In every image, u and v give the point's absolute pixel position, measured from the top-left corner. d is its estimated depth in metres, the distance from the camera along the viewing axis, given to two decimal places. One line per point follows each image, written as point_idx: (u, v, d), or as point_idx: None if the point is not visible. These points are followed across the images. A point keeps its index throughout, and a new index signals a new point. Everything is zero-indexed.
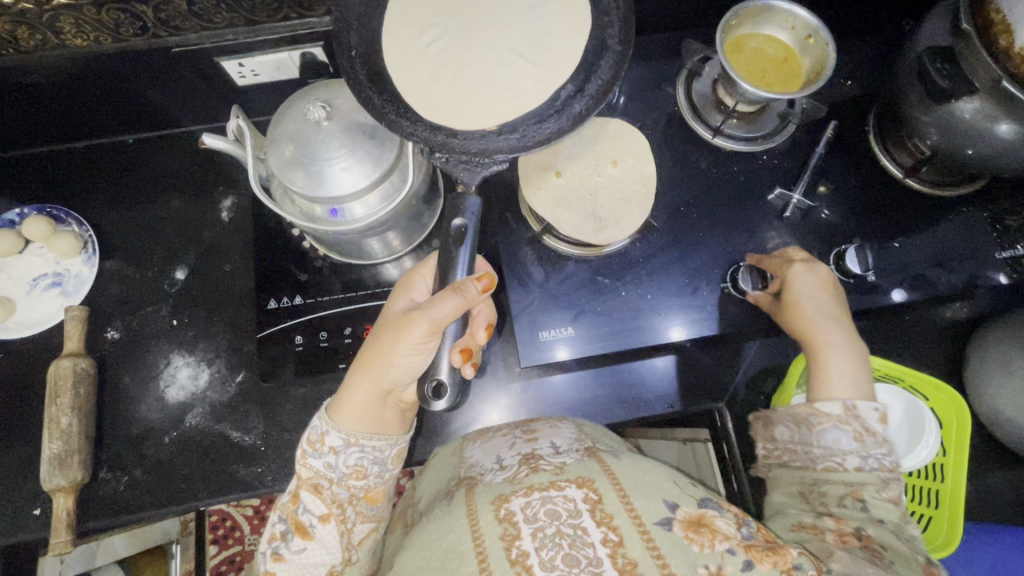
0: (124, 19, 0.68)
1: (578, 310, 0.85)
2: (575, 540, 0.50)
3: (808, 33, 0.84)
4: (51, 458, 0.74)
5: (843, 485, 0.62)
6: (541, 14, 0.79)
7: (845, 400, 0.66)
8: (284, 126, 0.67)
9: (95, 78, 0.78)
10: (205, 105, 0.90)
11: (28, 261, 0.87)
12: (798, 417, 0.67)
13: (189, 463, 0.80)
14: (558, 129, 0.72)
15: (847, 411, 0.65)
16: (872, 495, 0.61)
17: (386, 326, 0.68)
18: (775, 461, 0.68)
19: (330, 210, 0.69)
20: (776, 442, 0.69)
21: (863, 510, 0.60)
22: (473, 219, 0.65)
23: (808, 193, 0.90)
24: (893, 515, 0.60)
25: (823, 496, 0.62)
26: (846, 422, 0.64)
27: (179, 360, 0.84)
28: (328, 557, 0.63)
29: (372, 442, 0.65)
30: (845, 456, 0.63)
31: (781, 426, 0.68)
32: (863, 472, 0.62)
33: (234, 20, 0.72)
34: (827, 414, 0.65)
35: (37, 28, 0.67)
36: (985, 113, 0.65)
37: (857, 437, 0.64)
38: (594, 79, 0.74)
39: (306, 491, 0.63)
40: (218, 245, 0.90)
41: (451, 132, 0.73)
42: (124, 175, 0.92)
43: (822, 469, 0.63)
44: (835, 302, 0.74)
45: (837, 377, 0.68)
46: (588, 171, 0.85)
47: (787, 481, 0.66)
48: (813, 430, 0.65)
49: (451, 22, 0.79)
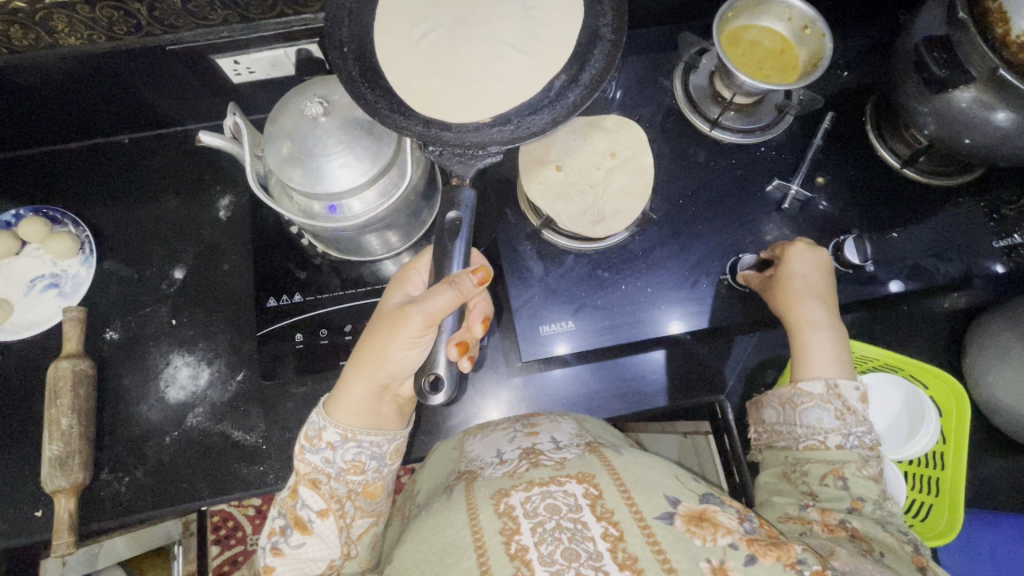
0: (117, 17, 0.67)
1: (578, 304, 0.85)
2: (574, 534, 0.50)
3: (805, 24, 0.84)
4: (51, 459, 0.74)
5: (824, 462, 0.63)
6: (534, 5, 0.79)
7: (827, 379, 0.66)
8: (281, 123, 0.67)
9: (88, 77, 0.78)
10: (201, 104, 0.89)
11: (25, 263, 0.86)
12: (783, 397, 0.67)
13: (191, 462, 0.80)
14: (552, 118, 0.71)
15: (829, 389, 0.65)
16: (853, 472, 0.62)
17: (381, 321, 0.68)
18: (764, 443, 0.69)
19: (329, 206, 0.68)
20: (765, 424, 0.70)
21: (844, 488, 0.61)
22: (469, 211, 0.65)
23: (806, 184, 0.90)
24: (873, 492, 0.61)
25: (805, 476, 0.64)
26: (828, 401, 0.65)
27: (179, 360, 0.84)
28: (327, 552, 0.63)
29: (370, 438, 0.65)
30: (826, 434, 0.64)
31: (770, 408, 0.69)
32: (845, 449, 0.63)
33: (229, 17, 0.71)
34: (810, 393, 0.66)
35: (30, 27, 0.66)
36: (982, 102, 0.65)
37: (838, 415, 0.64)
38: (588, 67, 0.73)
39: (305, 487, 0.63)
40: (217, 244, 0.89)
41: (443, 125, 0.71)
42: (121, 175, 0.92)
43: (805, 448, 0.65)
44: (828, 284, 0.75)
45: (819, 356, 0.68)
46: (586, 163, 0.86)
47: (775, 462, 0.68)
48: (795, 410, 0.66)
49: (445, 15, 0.79)
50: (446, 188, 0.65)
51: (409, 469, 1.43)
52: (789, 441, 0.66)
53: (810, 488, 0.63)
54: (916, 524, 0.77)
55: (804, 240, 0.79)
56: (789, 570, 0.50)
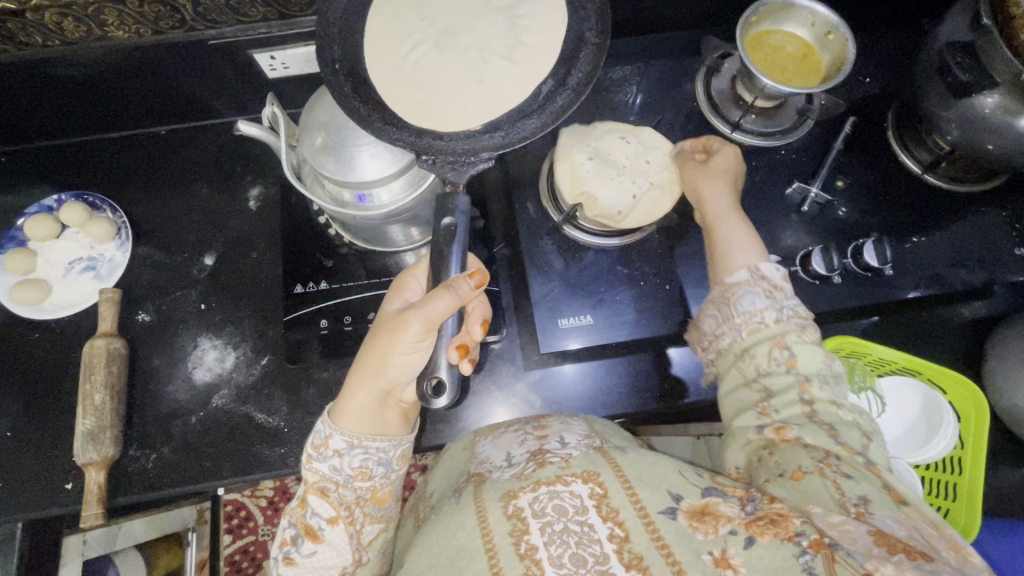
0: (164, 12, 0.70)
1: (596, 300, 0.86)
2: (582, 537, 0.52)
3: (828, 30, 0.86)
4: (84, 433, 0.77)
5: (765, 340, 0.64)
6: (519, 13, 0.80)
7: (750, 266, 0.69)
8: (316, 115, 0.70)
9: (131, 68, 0.81)
10: (237, 96, 0.92)
11: (64, 246, 0.89)
12: (716, 299, 0.70)
13: (215, 442, 0.82)
14: (540, 123, 0.72)
15: (752, 275, 0.68)
16: (794, 339, 0.63)
17: (383, 325, 0.69)
18: (714, 349, 0.70)
19: (357, 196, 0.70)
20: (706, 334, 0.71)
21: (788, 357, 0.62)
22: (463, 217, 0.64)
23: (825, 188, 0.91)
24: (817, 362, 0.62)
25: (754, 359, 0.64)
26: (755, 284, 0.67)
27: (206, 342, 0.87)
28: (339, 559, 0.64)
29: (376, 444, 0.66)
30: (762, 313, 0.65)
31: (708, 316, 0.71)
32: (783, 322, 0.64)
33: (268, 14, 0.75)
34: (737, 283, 0.68)
35: (82, 19, 0.69)
36: (1006, 108, 0.66)
37: (768, 293, 0.66)
38: (575, 71, 0.74)
39: (314, 495, 0.64)
40: (246, 233, 0.92)
41: (437, 135, 0.71)
42: (157, 164, 0.95)
43: (748, 334, 0.65)
44: (730, 176, 0.80)
45: (737, 248, 0.72)
46: (636, 155, 0.85)
47: (726, 364, 0.67)
48: (730, 303, 0.68)
49: (431, 28, 0.79)
50: (441, 194, 0.65)
51: (419, 466, 1.43)
52: (731, 331, 0.67)
53: (758, 375, 0.63)
54: None
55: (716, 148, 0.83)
56: (787, 544, 0.49)
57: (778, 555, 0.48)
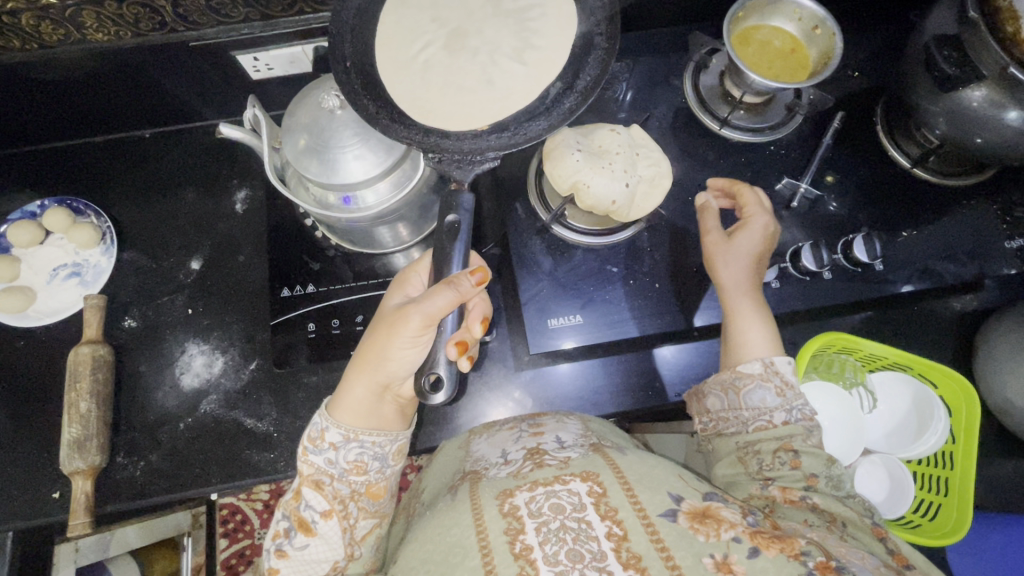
0: (143, 14, 0.69)
1: (586, 299, 0.86)
2: (579, 534, 0.51)
3: (815, 24, 0.85)
4: (70, 442, 0.76)
5: (774, 439, 0.63)
6: (530, 17, 0.80)
7: (764, 359, 0.66)
8: (299, 116, 0.68)
9: (112, 71, 0.80)
10: (221, 97, 0.91)
11: (47, 252, 0.88)
12: (725, 383, 0.68)
13: (204, 448, 0.82)
14: (548, 125, 0.71)
15: (767, 368, 0.66)
16: (801, 443, 0.62)
17: (381, 321, 0.68)
18: (712, 432, 0.68)
19: (343, 197, 0.69)
20: (710, 413, 0.69)
21: (796, 460, 0.61)
22: (467, 215, 0.64)
23: (815, 183, 0.91)
24: (823, 464, 0.62)
25: (758, 456, 0.63)
26: (768, 380, 0.65)
27: (194, 348, 0.86)
28: (330, 553, 0.63)
29: (373, 438, 0.66)
30: (772, 413, 0.64)
31: (713, 396, 0.69)
32: (791, 424, 0.63)
33: (250, 15, 0.73)
34: (750, 374, 0.66)
35: (59, 22, 0.68)
36: (994, 100, 0.65)
37: (780, 392, 0.65)
38: (582, 76, 0.74)
39: (309, 487, 0.63)
40: (233, 236, 0.92)
41: (443, 133, 0.70)
42: (142, 167, 0.94)
43: (755, 430, 0.64)
44: (755, 256, 0.75)
45: (752, 342, 0.69)
46: (627, 146, 0.84)
47: (726, 449, 0.66)
48: (740, 393, 0.66)
49: (441, 29, 0.79)
50: (445, 192, 0.64)
51: (415, 466, 1.43)
52: (738, 424, 0.66)
53: (762, 470, 0.62)
54: (926, 523, 0.76)
55: (748, 213, 0.78)
56: (793, 561, 0.49)
57: (783, 569, 0.48)
